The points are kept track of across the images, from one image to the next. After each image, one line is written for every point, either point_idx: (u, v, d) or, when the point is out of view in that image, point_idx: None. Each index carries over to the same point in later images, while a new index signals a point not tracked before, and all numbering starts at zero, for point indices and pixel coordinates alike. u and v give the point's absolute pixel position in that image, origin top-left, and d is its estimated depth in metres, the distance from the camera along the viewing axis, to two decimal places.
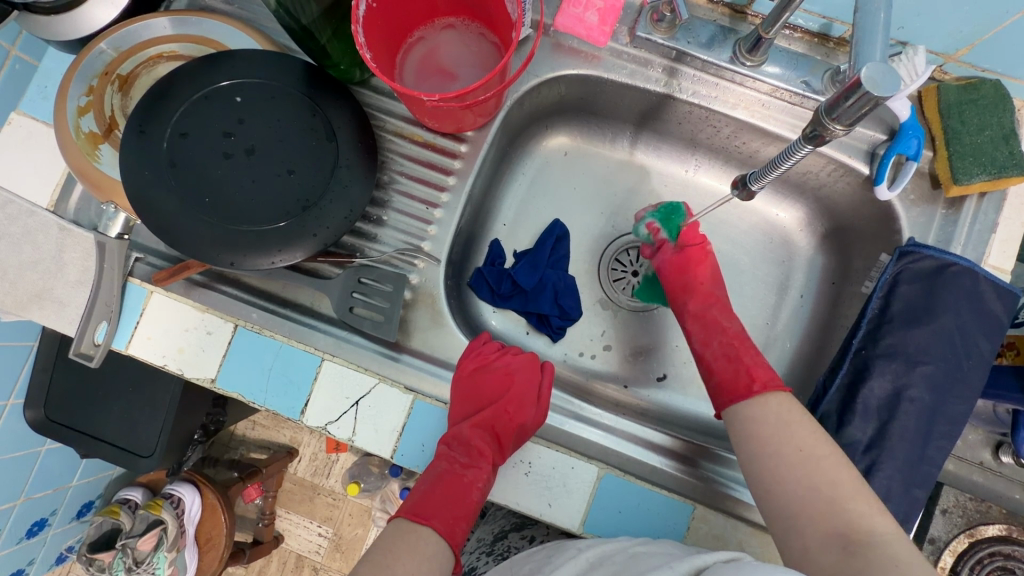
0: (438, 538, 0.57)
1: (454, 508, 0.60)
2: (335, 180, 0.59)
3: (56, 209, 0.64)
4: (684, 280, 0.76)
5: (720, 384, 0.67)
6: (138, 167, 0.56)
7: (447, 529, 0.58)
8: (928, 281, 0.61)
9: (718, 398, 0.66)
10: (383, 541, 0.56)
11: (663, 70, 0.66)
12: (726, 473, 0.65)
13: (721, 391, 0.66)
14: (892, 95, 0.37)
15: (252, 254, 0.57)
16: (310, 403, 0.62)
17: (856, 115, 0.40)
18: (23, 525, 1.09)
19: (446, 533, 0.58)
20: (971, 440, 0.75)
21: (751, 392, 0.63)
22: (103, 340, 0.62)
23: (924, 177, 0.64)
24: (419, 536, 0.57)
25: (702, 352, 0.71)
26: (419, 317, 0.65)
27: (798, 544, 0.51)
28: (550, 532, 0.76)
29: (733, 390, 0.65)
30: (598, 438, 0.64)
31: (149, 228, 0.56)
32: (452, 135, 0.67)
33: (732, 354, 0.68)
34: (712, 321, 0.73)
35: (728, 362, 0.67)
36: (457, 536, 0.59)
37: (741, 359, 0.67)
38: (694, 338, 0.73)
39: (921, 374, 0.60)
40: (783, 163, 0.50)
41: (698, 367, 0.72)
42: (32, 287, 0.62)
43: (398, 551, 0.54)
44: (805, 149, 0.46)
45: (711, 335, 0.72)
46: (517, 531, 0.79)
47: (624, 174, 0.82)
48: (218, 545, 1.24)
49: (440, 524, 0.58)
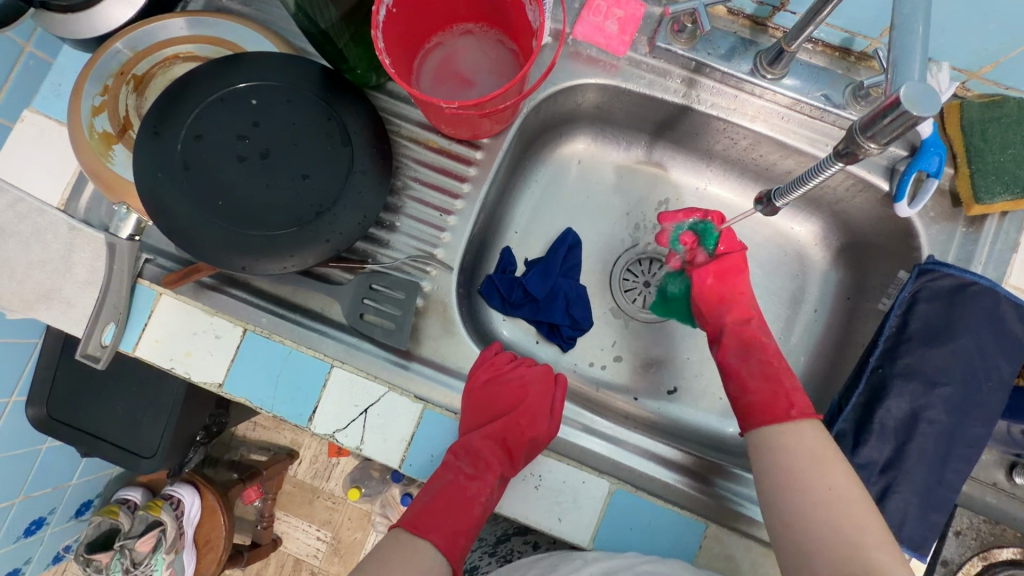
0: (435, 552, 0.57)
1: (454, 521, 0.59)
2: (350, 186, 0.59)
3: (66, 209, 0.64)
4: (723, 290, 0.73)
5: (754, 404, 0.64)
6: (151, 168, 0.55)
7: (445, 543, 0.58)
8: (948, 300, 0.61)
9: (750, 416, 0.63)
10: (380, 550, 0.56)
11: (682, 81, 0.66)
12: (743, 492, 0.64)
13: (756, 410, 0.63)
14: (931, 116, 0.36)
15: (264, 259, 0.56)
16: (318, 411, 0.61)
17: (891, 135, 0.39)
18: (21, 523, 1.08)
19: (445, 547, 0.58)
20: (984, 461, 0.74)
21: (792, 417, 0.60)
22: (110, 342, 0.62)
23: (945, 195, 0.63)
24: (416, 549, 0.57)
25: (738, 367, 0.67)
26: (431, 324, 0.65)
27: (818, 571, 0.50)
28: (554, 541, 0.75)
29: (771, 412, 0.62)
30: (605, 451, 0.63)
31: (161, 230, 0.55)
32: (467, 142, 0.67)
33: (772, 374, 0.65)
34: (749, 338, 0.69)
35: (766, 382, 0.64)
36: (456, 551, 0.58)
37: (781, 381, 0.64)
38: (730, 351, 0.69)
39: (940, 396, 0.59)
40: (810, 181, 0.50)
41: (727, 382, 0.68)
42: (39, 287, 0.62)
43: (393, 564, 0.54)
44: (834, 166, 0.46)
45: (749, 352, 0.68)
46: (521, 535, 0.78)
47: (638, 184, 0.81)
48: (217, 548, 1.23)
49: (439, 539, 0.58)
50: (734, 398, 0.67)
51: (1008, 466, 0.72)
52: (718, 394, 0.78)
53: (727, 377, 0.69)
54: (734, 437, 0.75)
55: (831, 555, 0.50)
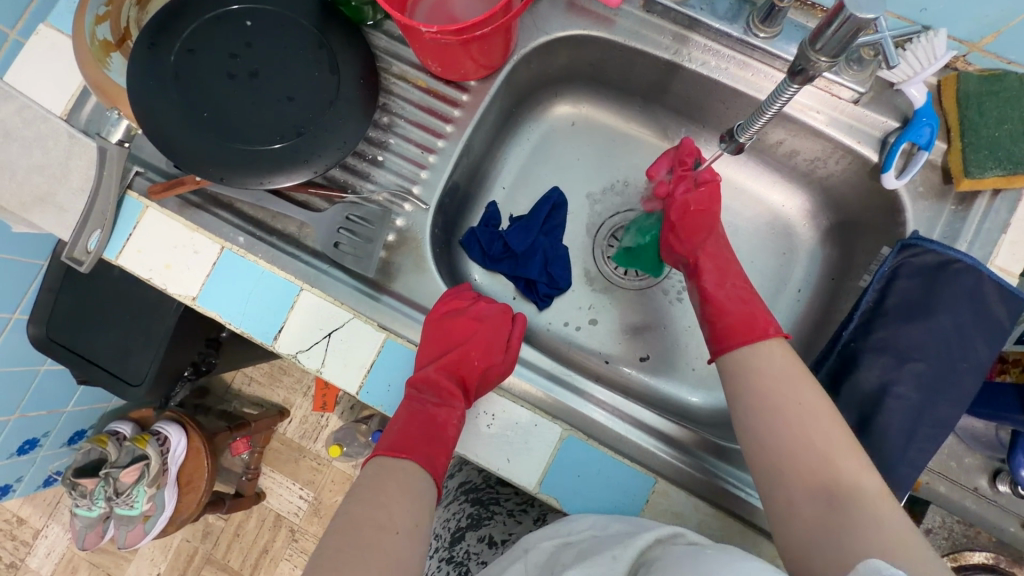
0: (420, 472, 0.57)
1: (433, 444, 0.59)
2: (332, 111, 0.60)
3: (68, 118, 0.66)
4: (700, 219, 0.72)
5: (730, 326, 0.63)
6: (143, 77, 0.57)
7: (428, 463, 0.58)
8: (929, 277, 0.58)
9: (726, 338, 0.62)
10: (368, 480, 0.55)
11: (673, 37, 0.65)
12: (738, 474, 0.62)
13: (731, 332, 0.62)
14: (872, 17, 0.36)
15: (242, 173, 0.58)
16: (284, 330, 0.63)
17: (839, 44, 0.40)
18: (14, 442, 1.05)
19: (429, 466, 0.58)
20: (966, 463, 0.70)
21: (768, 336, 0.59)
22: (95, 248, 0.65)
23: (935, 169, 0.61)
24: (403, 472, 0.57)
25: (714, 292, 0.67)
26: (403, 260, 0.65)
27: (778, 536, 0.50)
28: (512, 534, 0.70)
29: (747, 332, 0.61)
30: (599, 417, 0.62)
31: (148, 137, 0.57)
32: (455, 84, 0.67)
33: (747, 298, 0.65)
34: (724, 265, 0.69)
35: (741, 305, 0.64)
36: (438, 469, 0.59)
37: (756, 304, 0.64)
38: (706, 277, 0.69)
39: (910, 371, 0.57)
40: (770, 109, 0.49)
41: (702, 307, 0.67)
42: (35, 191, 0.60)
43: (390, 489, 0.54)
44: (791, 90, 0.45)
45: (724, 278, 0.68)
46: (475, 530, 0.72)
47: (631, 149, 0.81)
48: (198, 488, 1.16)
49: (422, 459, 0.58)
50: (709, 322, 0.66)
51: (992, 471, 0.69)
52: (690, 364, 0.77)
53: (704, 303, 0.68)
54: (700, 407, 0.75)
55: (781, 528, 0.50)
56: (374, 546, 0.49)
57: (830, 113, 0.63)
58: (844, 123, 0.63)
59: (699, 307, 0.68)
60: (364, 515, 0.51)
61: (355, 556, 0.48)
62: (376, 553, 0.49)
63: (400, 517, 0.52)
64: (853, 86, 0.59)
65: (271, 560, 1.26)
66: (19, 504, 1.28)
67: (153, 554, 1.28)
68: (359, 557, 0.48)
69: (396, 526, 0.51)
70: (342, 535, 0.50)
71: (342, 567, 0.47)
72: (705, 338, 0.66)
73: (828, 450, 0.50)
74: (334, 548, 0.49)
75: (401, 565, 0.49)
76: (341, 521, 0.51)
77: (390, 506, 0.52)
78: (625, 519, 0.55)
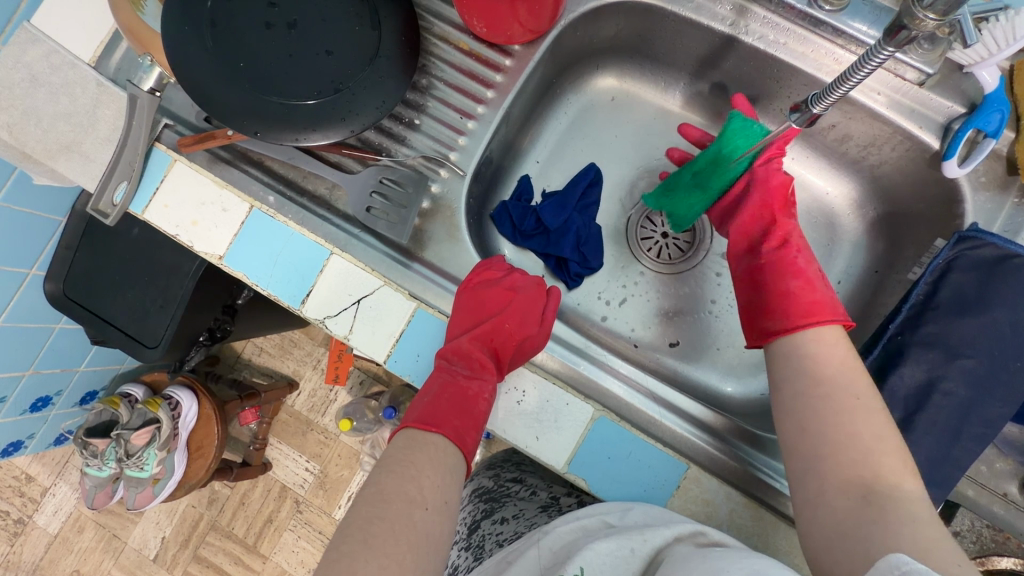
0: (449, 445, 0.56)
1: (464, 418, 0.58)
2: (372, 68, 0.57)
3: (96, 66, 0.63)
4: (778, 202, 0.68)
5: (817, 301, 0.59)
6: (181, 22, 0.55)
7: (458, 437, 0.57)
8: (986, 271, 0.56)
9: (815, 313, 0.58)
10: (397, 454, 0.53)
11: (731, 8, 0.62)
12: (763, 459, 0.61)
13: (818, 307, 0.58)
14: None
15: (278, 128, 0.56)
16: (312, 294, 0.61)
17: None
18: (28, 398, 1.03)
19: (458, 441, 0.57)
20: (998, 469, 0.64)
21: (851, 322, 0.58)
22: (121, 202, 0.62)
23: (1000, 159, 0.59)
24: (433, 447, 0.55)
25: (806, 266, 0.62)
26: (436, 229, 0.64)
27: (814, 535, 0.48)
28: (525, 512, 0.66)
29: (832, 311, 0.58)
30: (620, 391, 0.61)
31: (182, 86, 0.55)
32: (499, 47, 0.65)
33: (829, 281, 0.62)
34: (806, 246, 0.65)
35: (827, 286, 0.60)
36: (468, 444, 0.58)
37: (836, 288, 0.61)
38: (795, 252, 0.64)
39: (961, 367, 0.55)
40: (852, 79, 0.46)
41: (789, 280, 0.61)
42: (61, 138, 0.59)
43: (419, 462, 0.53)
44: (883, 54, 0.42)
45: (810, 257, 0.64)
46: (489, 517, 0.67)
47: (673, 128, 0.79)
48: (208, 455, 1.14)
49: (451, 432, 0.57)
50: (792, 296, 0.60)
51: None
52: (718, 350, 0.75)
53: (788, 276, 0.62)
54: (732, 395, 0.73)
55: (815, 534, 0.48)
56: (404, 519, 0.48)
57: (891, 95, 0.60)
58: (906, 105, 0.60)
59: (778, 278, 0.62)
60: (395, 488, 0.50)
61: (384, 530, 0.46)
62: (407, 528, 0.47)
63: (430, 493, 0.51)
64: (920, 66, 0.58)
65: (275, 530, 1.26)
66: (27, 462, 1.28)
67: (158, 518, 1.28)
68: (387, 531, 0.46)
69: (425, 501, 0.50)
70: (372, 507, 0.48)
71: (372, 540, 0.46)
72: (786, 315, 0.59)
73: (862, 448, 0.48)
74: (363, 519, 0.47)
75: (428, 543, 0.48)
76: (369, 493, 0.50)
77: (419, 480, 0.51)
78: (647, 510, 0.54)
